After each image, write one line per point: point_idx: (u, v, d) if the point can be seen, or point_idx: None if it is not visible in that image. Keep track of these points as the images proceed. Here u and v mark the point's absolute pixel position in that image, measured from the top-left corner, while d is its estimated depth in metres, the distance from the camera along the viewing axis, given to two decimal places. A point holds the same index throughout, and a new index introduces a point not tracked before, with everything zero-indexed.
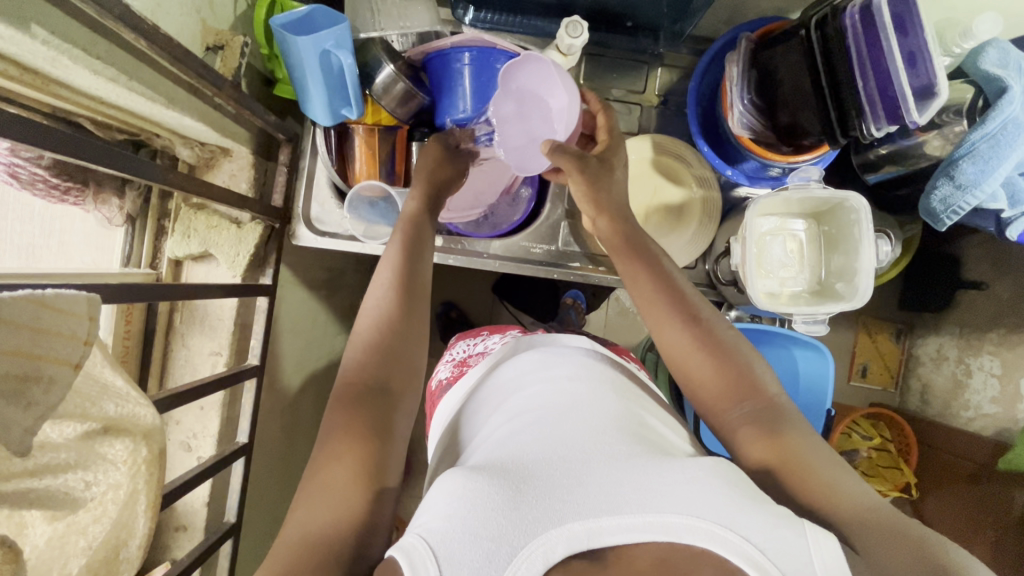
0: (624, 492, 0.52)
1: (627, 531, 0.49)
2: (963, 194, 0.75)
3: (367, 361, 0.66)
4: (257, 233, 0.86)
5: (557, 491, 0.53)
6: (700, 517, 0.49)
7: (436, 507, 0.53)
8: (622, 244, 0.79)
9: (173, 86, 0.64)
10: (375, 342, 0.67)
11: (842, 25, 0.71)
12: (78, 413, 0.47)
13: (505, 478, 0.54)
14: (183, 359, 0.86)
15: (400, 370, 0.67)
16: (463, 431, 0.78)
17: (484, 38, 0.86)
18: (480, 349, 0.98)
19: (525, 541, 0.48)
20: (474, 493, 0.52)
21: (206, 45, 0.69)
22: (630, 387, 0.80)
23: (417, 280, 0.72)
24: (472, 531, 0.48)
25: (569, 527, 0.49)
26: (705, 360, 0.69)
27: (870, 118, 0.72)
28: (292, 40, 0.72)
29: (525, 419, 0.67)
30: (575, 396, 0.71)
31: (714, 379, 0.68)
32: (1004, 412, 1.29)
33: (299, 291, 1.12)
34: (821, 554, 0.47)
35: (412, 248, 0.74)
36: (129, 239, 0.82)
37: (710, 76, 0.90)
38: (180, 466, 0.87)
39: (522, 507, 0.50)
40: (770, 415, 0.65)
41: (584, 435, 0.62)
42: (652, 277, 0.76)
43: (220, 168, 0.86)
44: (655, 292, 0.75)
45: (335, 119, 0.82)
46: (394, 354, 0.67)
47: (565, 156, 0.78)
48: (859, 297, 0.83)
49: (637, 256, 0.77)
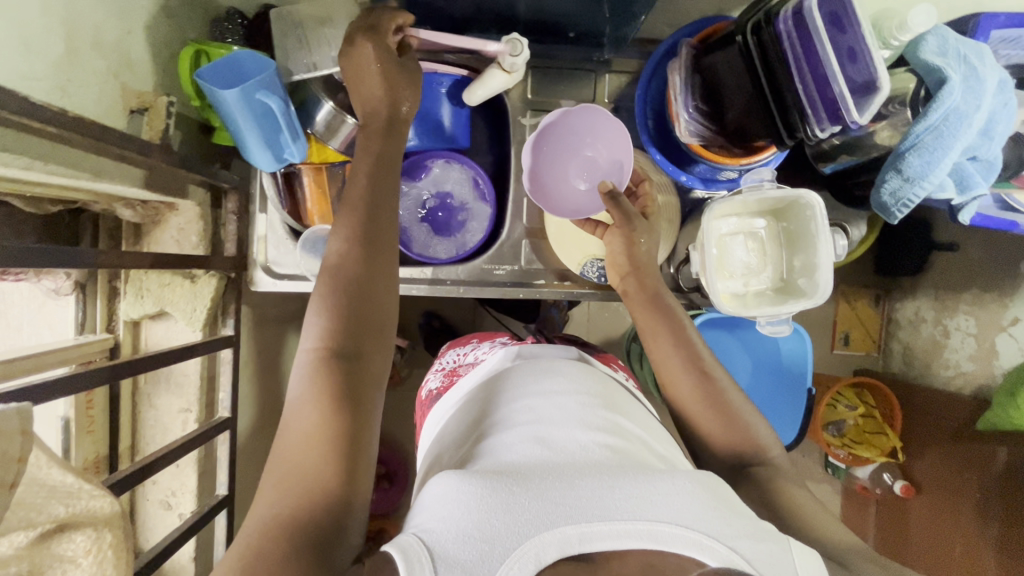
0: (616, 496, 0.52)
1: (617, 536, 0.49)
2: (912, 186, 0.75)
3: (335, 323, 0.58)
4: (213, 286, 0.84)
5: (551, 492, 0.52)
6: (687, 527, 0.50)
7: (430, 507, 0.52)
8: (644, 298, 0.79)
9: (98, 159, 0.63)
10: (331, 301, 0.59)
11: (777, 30, 0.69)
12: (24, 523, 0.47)
13: (500, 478, 0.54)
14: (152, 419, 0.86)
15: (367, 328, 0.59)
16: (451, 431, 0.76)
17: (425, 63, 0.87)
18: (471, 358, 0.93)
19: (519, 543, 0.48)
20: (469, 493, 0.51)
21: (130, 109, 0.67)
22: (614, 389, 0.79)
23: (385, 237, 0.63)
24: (467, 533, 0.48)
25: (562, 531, 0.49)
26: (713, 417, 0.70)
27: (814, 120, 0.71)
28: (218, 93, 0.70)
29: (520, 427, 0.67)
30: (563, 403, 0.70)
31: (719, 434, 0.70)
32: (982, 369, 1.31)
33: (267, 328, 1.10)
34: (803, 564, 0.50)
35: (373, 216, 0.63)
36: (80, 307, 0.81)
37: (656, 82, 0.88)
38: (163, 524, 0.87)
39: (516, 508, 0.50)
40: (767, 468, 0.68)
41: (575, 447, 0.62)
42: (668, 332, 0.76)
43: (167, 223, 0.84)
44: (666, 345, 0.75)
45: (277, 164, 0.80)
46: (356, 313, 0.59)
47: (618, 208, 0.80)
48: (820, 293, 0.84)
49: (654, 308, 0.77)
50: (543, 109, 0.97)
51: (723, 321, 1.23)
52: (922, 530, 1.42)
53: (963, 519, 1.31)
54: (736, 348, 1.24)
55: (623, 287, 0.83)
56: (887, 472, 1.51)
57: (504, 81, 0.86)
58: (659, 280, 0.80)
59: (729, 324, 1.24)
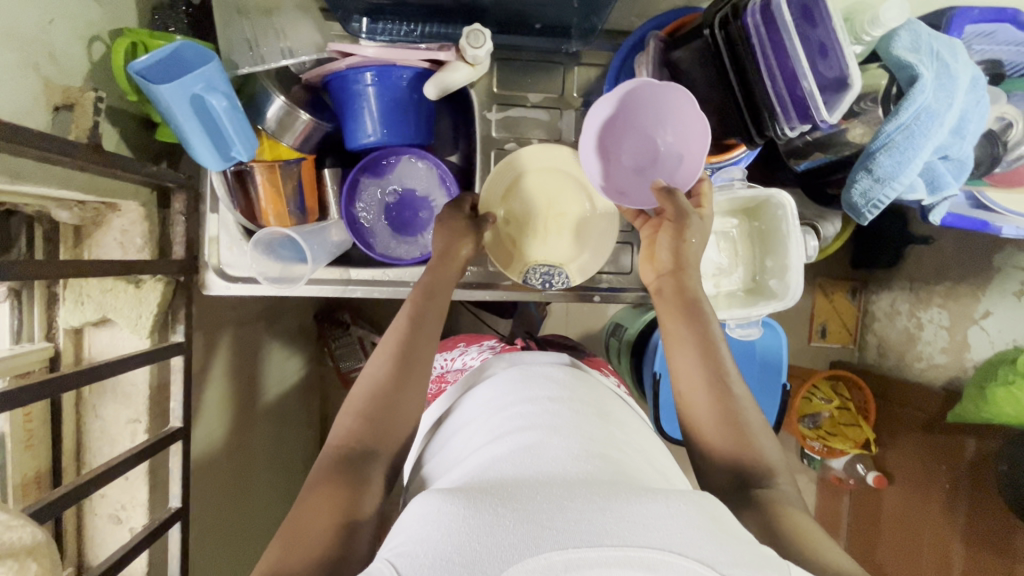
0: (607, 519, 0.47)
1: (606, 565, 0.44)
2: (883, 186, 0.73)
3: (365, 412, 0.65)
4: (160, 291, 0.80)
5: (537, 513, 0.48)
6: (683, 555, 0.45)
7: (412, 532, 0.49)
8: (677, 297, 0.74)
9: (16, 160, 0.58)
10: (372, 398, 0.66)
11: (744, 25, 0.66)
12: None
13: (484, 497, 0.50)
14: (99, 430, 0.82)
15: (394, 424, 0.66)
16: (445, 455, 0.74)
17: (383, 55, 0.80)
18: (459, 366, 0.98)
19: (500, 569, 0.44)
20: (451, 515, 0.48)
21: (54, 105, 0.62)
22: (612, 409, 0.76)
23: (420, 334, 0.71)
24: (446, 557, 0.45)
25: (547, 556, 0.44)
26: (722, 427, 0.66)
27: (783, 118, 0.69)
28: (154, 90, 0.66)
29: (509, 441, 0.63)
30: (555, 421, 0.67)
31: (724, 444, 0.66)
32: (953, 361, 1.33)
33: (227, 329, 1.06)
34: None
35: (422, 321, 0.72)
36: (16, 314, 0.76)
37: (626, 75, 0.83)
38: (113, 539, 0.83)
39: (499, 531, 0.46)
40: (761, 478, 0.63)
41: (567, 463, 0.58)
42: (693, 341, 0.71)
43: (110, 225, 0.80)
44: (692, 350, 0.70)
45: (226, 163, 0.75)
46: (390, 405, 0.66)
47: (671, 200, 0.74)
48: (791, 295, 0.82)
49: (685, 310, 0.72)
50: (510, 103, 0.93)
51: None
52: (893, 519, 1.44)
53: (933, 509, 1.33)
54: None
55: (654, 285, 0.77)
56: (861, 462, 1.51)
57: (468, 75, 0.82)
58: (695, 281, 0.75)
59: None
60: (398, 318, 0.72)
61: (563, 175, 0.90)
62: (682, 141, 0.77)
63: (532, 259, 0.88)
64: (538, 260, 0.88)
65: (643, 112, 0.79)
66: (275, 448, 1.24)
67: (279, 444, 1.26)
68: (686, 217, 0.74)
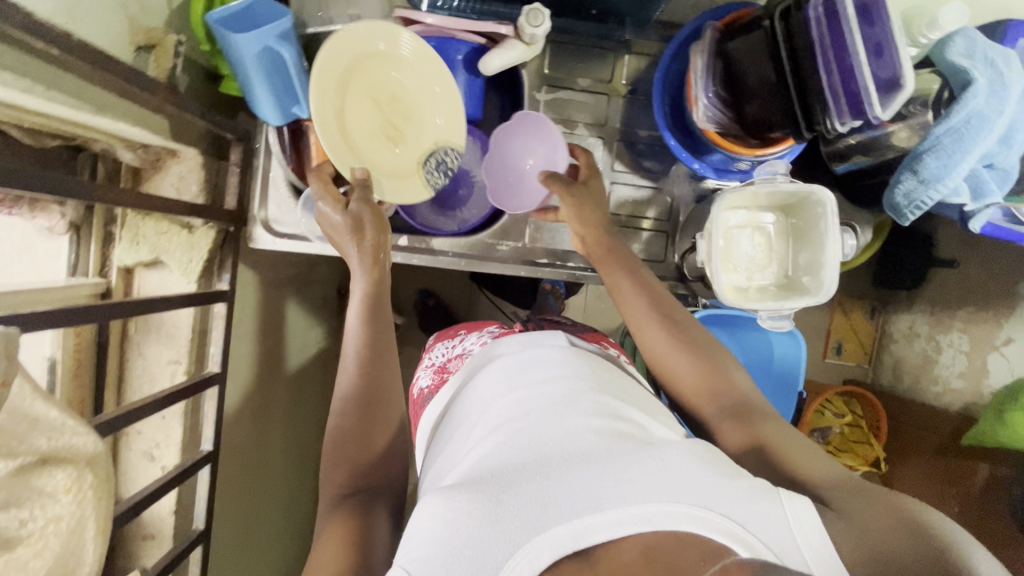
0: (606, 489, 0.53)
1: (610, 526, 0.50)
2: (926, 189, 0.74)
3: (347, 441, 0.66)
4: (210, 238, 0.84)
5: (539, 496, 0.53)
6: (679, 502, 0.51)
7: (421, 529, 0.53)
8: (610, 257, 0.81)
9: (103, 92, 0.61)
10: (344, 435, 0.67)
11: (806, 17, 0.68)
12: (7, 452, 0.45)
13: (485, 488, 0.54)
14: (140, 368, 0.84)
15: (375, 440, 0.68)
16: (446, 431, 0.76)
17: (442, 28, 0.84)
18: (460, 350, 0.90)
19: (509, 554, 0.49)
20: (456, 511, 0.52)
21: (137, 45, 0.65)
22: (608, 366, 0.78)
23: (380, 338, 0.72)
24: (457, 550, 0.49)
25: (554, 532, 0.50)
26: (683, 357, 0.72)
27: (835, 113, 0.70)
28: (228, 36, 0.68)
29: (503, 414, 0.66)
30: (549, 390, 0.68)
31: (694, 380, 0.72)
32: (969, 387, 1.32)
33: (262, 290, 1.08)
34: (796, 517, 0.51)
35: (371, 340, 0.72)
36: (74, 249, 0.79)
37: (677, 65, 0.87)
38: (145, 476, 0.86)
39: (505, 519, 0.51)
40: (745, 406, 0.68)
41: (564, 433, 0.61)
42: (634, 282, 0.78)
43: (168, 170, 0.82)
44: (642, 304, 0.76)
45: (285, 118, 0.78)
46: (364, 429, 0.67)
47: (557, 182, 0.83)
48: (824, 291, 0.83)
49: (630, 273, 0.79)
50: (559, 86, 0.95)
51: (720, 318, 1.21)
52: None
53: None
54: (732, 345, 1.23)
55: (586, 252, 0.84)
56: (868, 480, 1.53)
57: (522, 54, 0.84)
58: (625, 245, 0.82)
59: (729, 322, 1.22)
60: (349, 345, 0.72)
61: (424, 93, 0.82)
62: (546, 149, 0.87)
63: (416, 165, 0.83)
64: (422, 157, 0.83)
65: (468, 134, 0.87)
66: (294, 412, 1.26)
67: (298, 409, 1.29)
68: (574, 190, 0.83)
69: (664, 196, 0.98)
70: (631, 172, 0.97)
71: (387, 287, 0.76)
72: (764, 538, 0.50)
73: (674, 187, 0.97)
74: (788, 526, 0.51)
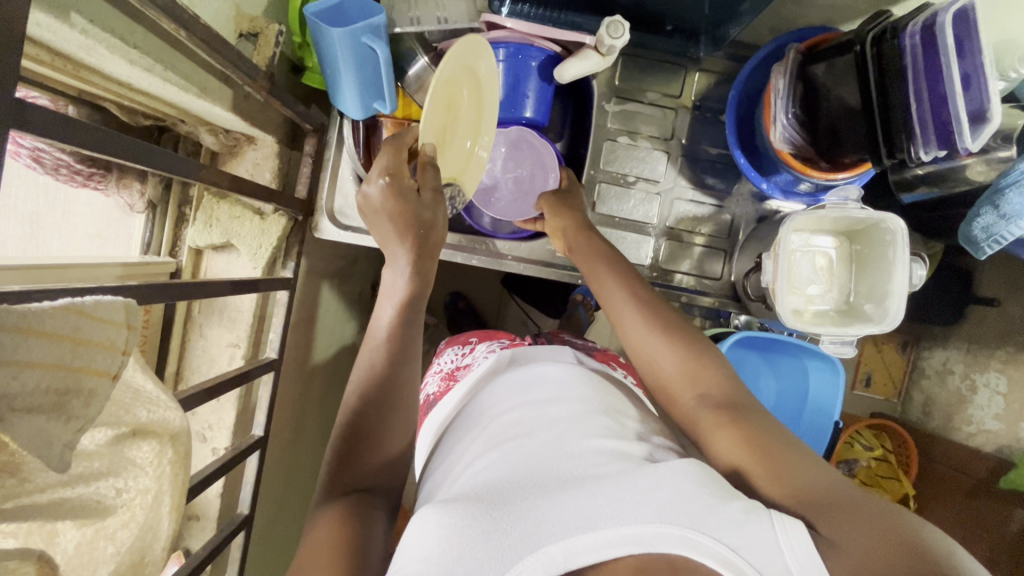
0: (599, 507, 0.51)
1: (602, 547, 0.47)
2: (1007, 224, 0.73)
3: (359, 433, 0.62)
4: (281, 226, 0.84)
5: (531, 513, 0.51)
6: (674, 523, 0.48)
7: (414, 546, 0.50)
8: (589, 253, 0.80)
9: (207, 76, 0.62)
10: (352, 439, 0.62)
11: (901, 43, 0.68)
12: (111, 420, 0.46)
13: (480, 503, 0.52)
14: (200, 349, 0.85)
15: (381, 450, 0.63)
16: (446, 451, 0.73)
17: (525, 35, 0.84)
18: (468, 361, 0.89)
19: (501, 572, 0.46)
20: (449, 524, 0.49)
21: (240, 32, 0.67)
22: (613, 389, 0.75)
23: (409, 335, 0.69)
24: (447, 564, 0.46)
25: (547, 551, 0.47)
26: (663, 347, 0.70)
27: (920, 140, 0.69)
28: (326, 30, 0.69)
29: (502, 440, 0.64)
30: (550, 411, 0.67)
31: (676, 376, 0.68)
32: (1006, 430, 1.29)
33: (312, 281, 1.09)
34: (790, 544, 0.47)
35: (394, 350, 0.67)
36: (149, 227, 0.80)
37: (752, 84, 0.87)
38: (195, 456, 0.87)
39: (497, 534, 0.48)
40: (728, 399, 0.65)
41: (560, 455, 0.59)
42: (612, 272, 0.77)
43: (244, 156, 0.83)
44: (628, 308, 0.73)
45: (365, 113, 0.80)
46: (372, 437, 0.63)
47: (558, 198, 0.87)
48: (890, 319, 0.82)
49: (608, 268, 0.78)
50: (627, 98, 0.96)
51: (759, 342, 1.18)
52: None
53: None
54: (766, 372, 1.20)
55: (567, 246, 0.84)
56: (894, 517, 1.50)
57: (596, 65, 0.84)
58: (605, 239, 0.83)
59: (764, 346, 1.19)
60: (371, 354, 0.68)
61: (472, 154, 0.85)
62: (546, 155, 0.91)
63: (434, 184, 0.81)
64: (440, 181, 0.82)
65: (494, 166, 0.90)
66: (326, 405, 1.26)
67: (330, 402, 1.29)
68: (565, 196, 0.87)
69: (724, 215, 0.97)
70: (693, 188, 0.97)
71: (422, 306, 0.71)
72: (757, 565, 0.46)
73: (736, 206, 0.97)
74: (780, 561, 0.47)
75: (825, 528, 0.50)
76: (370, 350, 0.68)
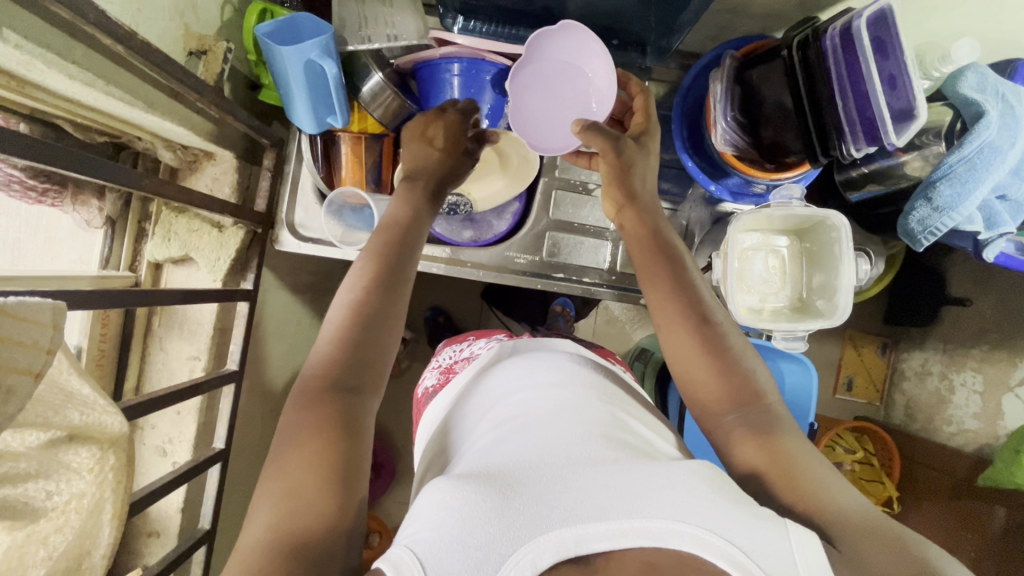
0: (612, 496, 0.48)
1: (613, 536, 0.45)
2: (940, 216, 0.75)
3: (339, 353, 0.58)
4: (239, 238, 0.86)
5: (543, 496, 0.49)
6: (686, 522, 0.46)
7: (424, 517, 0.48)
8: (641, 235, 0.73)
9: (154, 91, 0.65)
10: (343, 352, 0.58)
11: (823, 46, 0.72)
12: (41, 421, 0.46)
13: (494, 482, 0.50)
14: (160, 362, 0.86)
15: (374, 367, 0.59)
16: (445, 430, 0.71)
17: (475, 50, 0.84)
18: (467, 353, 0.86)
19: (512, 549, 0.44)
20: (461, 499, 0.47)
21: (189, 50, 0.70)
22: (614, 388, 0.73)
23: (401, 263, 0.66)
24: (460, 539, 0.44)
25: (557, 533, 0.45)
26: (711, 366, 0.65)
27: (851, 138, 0.72)
28: (277, 50, 0.72)
29: (513, 421, 0.61)
30: (559, 398, 0.65)
31: (717, 383, 0.64)
32: (985, 428, 1.22)
33: (283, 294, 1.09)
34: (803, 553, 0.45)
35: (383, 272, 0.64)
36: (108, 242, 0.82)
37: (696, 90, 0.91)
38: (155, 470, 0.86)
39: (510, 513, 0.46)
40: (766, 418, 0.62)
41: (570, 438, 0.57)
42: (665, 275, 0.70)
43: (204, 171, 0.86)
44: (677, 305, 0.68)
45: (320, 127, 0.83)
46: (362, 356, 0.59)
47: (600, 135, 0.72)
48: (838, 314, 0.84)
49: (657, 251, 0.71)
50: None
51: None
52: None
53: None
54: None
55: (618, 222, 0.76)
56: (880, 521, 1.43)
57: None
58: (658, 215, 0.75)
59: None
60: (358, 270, 0.64)
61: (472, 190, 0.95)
62: (608, 89, 0.78)
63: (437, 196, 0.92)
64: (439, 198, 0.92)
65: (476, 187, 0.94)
66: None
67: None
68: (622, 144, 0.73)
69: (679, 219, 0.99)
70: None
71: (419, 232, 0.70)
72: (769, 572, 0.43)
73: (690, 210, 1.00)
74: (791, 562, 0.45)
75: (844, 547, 0.49)
76: (358, 267, 0.64)
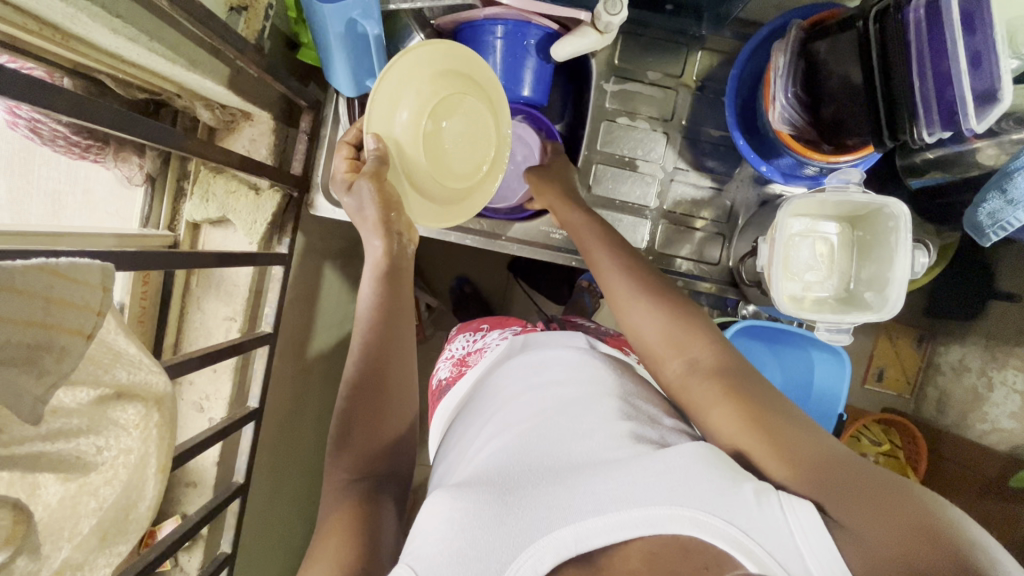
0: (609, 490, 0.50)
1: (612, 530, 0.47)
2: (1013, 210, 0.70)
3: (352, 450, 0.64)
4: (275, 201, 0.85)
5: (542, 498, 0.51)
6: (684, 505, 0.47)
7: (427, 524, 0.50)
8: (592, 234, 0.78)
9: (195, 49, 0.63)
10: (357, 406, 0.66)
11: (904, 19, 0.66)
12: (90, 379, 0.47)
13: (492, 487, 0.52)
14: (198, 322, 0.88)
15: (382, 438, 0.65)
16: (461, 425, 0.73)
17: (522, 12, 0.79)
18: (480, 345, 0.85)
19: (512, 557, 0.46)
20: (459, 506, 0.50)
21: (230, 6, 0.68)
22: (623, 368, 0.72)
23: (387, 324, 0.70)
24: (460, 549, 0.46)
25: (558, 534, 0.47)
26: (659, 330, 0.66)
27: (923, 121, 0.66)
28: (318, 7, 0.69)
29: (514, 418, 0.63)
30: (563, 387, 0.66)
31: (667, 345, 0.65)
32: (1021, 428, 1.17)
33: (315, 259, 1.09)
34: (806, 532, 0.45)
35: (376, 342, 0.69)
36: (147, 200, 0.82)
37: (753, 64, 0.86)
38: (192, 425, 0.90)
39: (508, 520, 0.48)
40: (718, 371, 0.61)
41: (570, 433, 0.59)
42: (612, 262, 0.74)
43: (241, 132, 0.84)
44: (621, 285, 0.71)
45: (358, 91, 0.79)
46: (368, 444, 0.65)
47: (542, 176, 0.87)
48: (889, 307, 0.80)
49: (608, 246, 0.75)
50: (627, 78, 0.94)
51: (765, 333, 1.11)
52: None
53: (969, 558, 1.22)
54: (771, 362, 1.11)
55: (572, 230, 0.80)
56: None
57: (593, 42, 0.80)
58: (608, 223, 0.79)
59: (771, 336, 1.11)
60: (354, 353, 0.69)
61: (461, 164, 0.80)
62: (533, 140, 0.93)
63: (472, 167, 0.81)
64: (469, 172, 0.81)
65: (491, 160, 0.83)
66: (328, 384, 1.27)
67: (331, 382, 1.29)
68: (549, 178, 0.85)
69: (724, 199, 0.96)
70: (694, 171, 0.95)
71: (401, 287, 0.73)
72: (772, 550, 0.44)
73: (736, 190, 0.95)
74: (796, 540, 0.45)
75: (834, 512, 0.47)
76: (351, 354, 0.69)
